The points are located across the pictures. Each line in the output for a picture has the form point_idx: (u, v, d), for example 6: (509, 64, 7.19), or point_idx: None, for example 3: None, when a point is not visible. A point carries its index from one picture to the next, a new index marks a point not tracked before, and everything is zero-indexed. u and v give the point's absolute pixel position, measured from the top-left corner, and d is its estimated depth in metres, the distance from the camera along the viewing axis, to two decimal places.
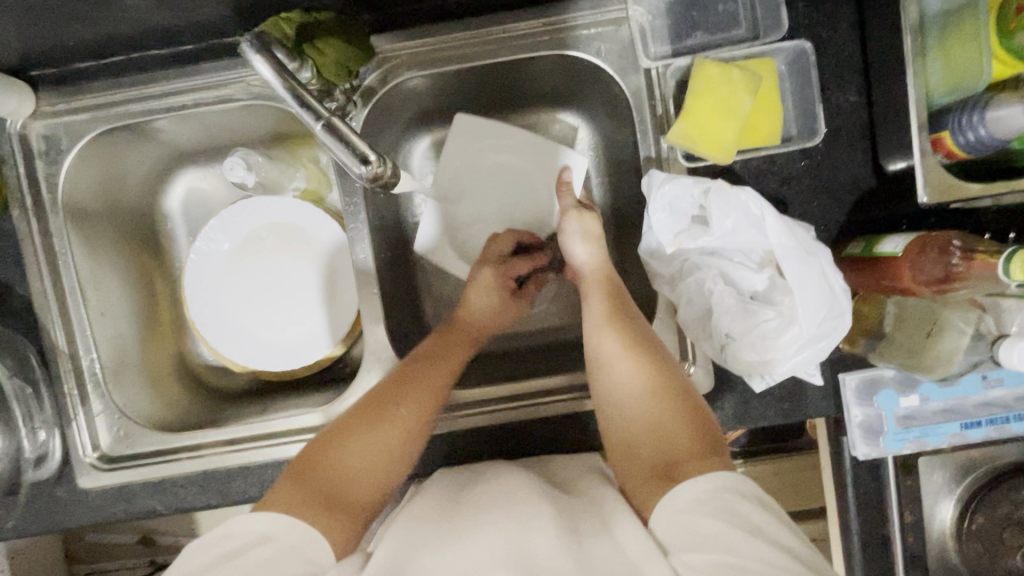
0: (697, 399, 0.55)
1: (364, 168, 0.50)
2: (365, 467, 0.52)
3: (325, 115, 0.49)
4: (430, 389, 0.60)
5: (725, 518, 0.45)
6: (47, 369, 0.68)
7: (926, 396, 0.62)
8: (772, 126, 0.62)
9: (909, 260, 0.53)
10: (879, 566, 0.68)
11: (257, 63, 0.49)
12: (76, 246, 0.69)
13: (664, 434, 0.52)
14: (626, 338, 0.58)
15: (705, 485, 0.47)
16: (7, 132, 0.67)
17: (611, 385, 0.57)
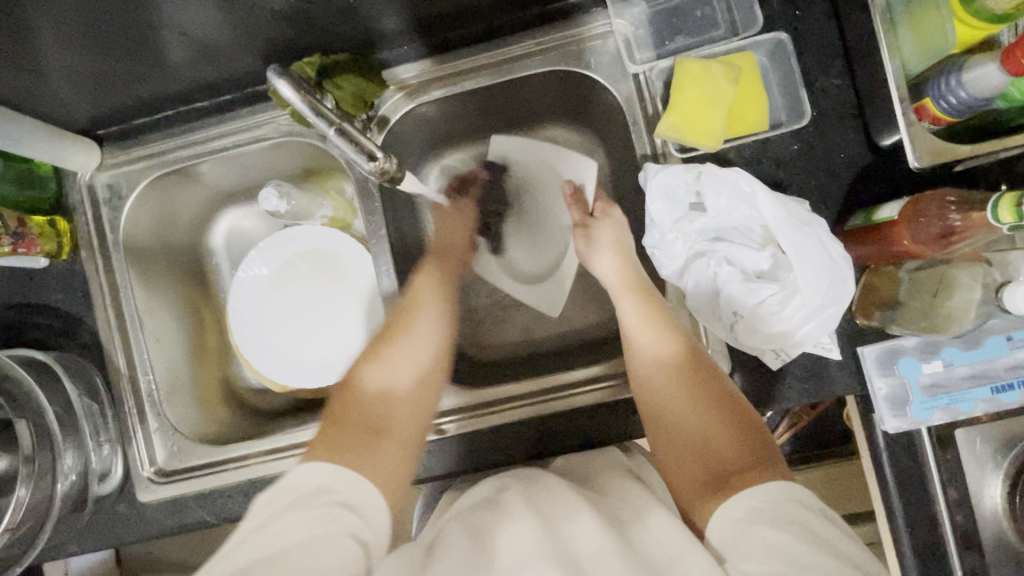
0: (745, 410, 0.54)
1: (373, 164, 0.58)
2: (396, 409, 0.59)
3: (337, 121, 0.56)
4: (423, 328, 0.65)
5: (786, 526, 0.43)
6: (109, 393, 0.75)
7: (950, 361, 0.61)
8: (760, 112, 0.65)
9: (907, 223, 0.55)
10: (930, 550, 0.65)
11: (279, 85, 0.56)
12: (134, 281, 0.77)
13: (717, 445, 0.51)
14: (670, 344, 0.58)
15: (770, 492, 0.46)
16: (76, 184, 0.76)
17: (655, 394, 0.56)
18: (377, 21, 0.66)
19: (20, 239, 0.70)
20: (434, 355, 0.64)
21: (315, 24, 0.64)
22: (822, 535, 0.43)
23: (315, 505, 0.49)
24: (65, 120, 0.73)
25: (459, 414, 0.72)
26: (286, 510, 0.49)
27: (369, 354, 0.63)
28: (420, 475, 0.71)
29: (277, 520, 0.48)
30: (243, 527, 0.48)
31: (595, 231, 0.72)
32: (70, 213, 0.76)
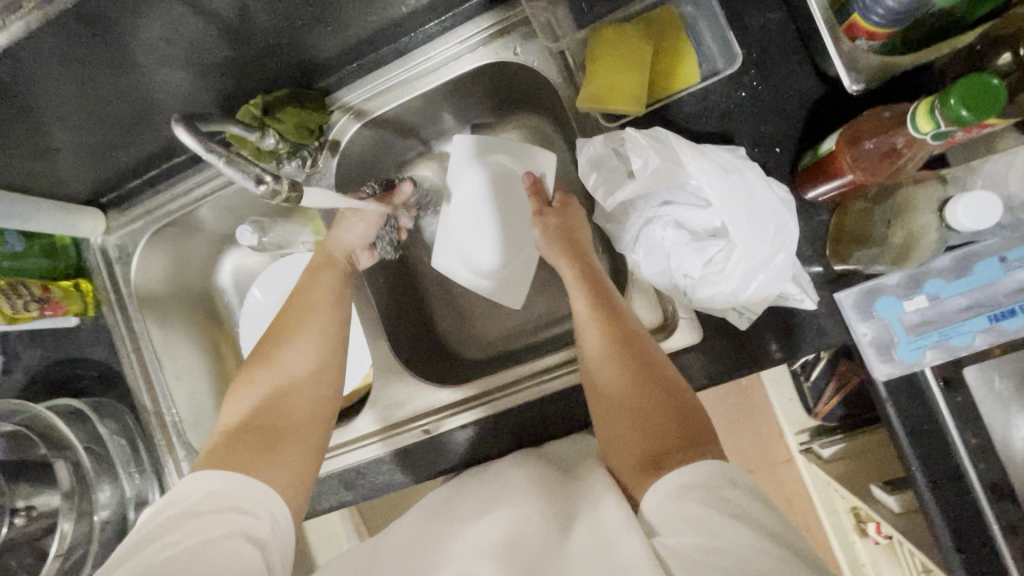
0: (677, 386, 0.55)
1: (262, 187, 0.57)
2: (296, 413, 0.59)
3: (225, 154, 0.53)
4: (318, 327, 0.65)
5: (705, 499, 0.45)
6: (142, 429, 0.84)
7: (937, 295, 0.56)
8: (686, 60, 0.62)
9: (845, 151, 0.51)
10: (966, 507, 0.57)
11: (179, 134, 0.53)
12: (150, 326, 0.86)
13: (654, 423, 0.53)
14: (611, 331, 0.58)
15: (700, 472, 0.47)
16: (93, 248, 0.87)
17: (599, 377, 0.57)
18: (307, 53, 0.70)
19: (46, 303, 0.78)
20: (332, 354, 0.64)
21: (252, 69, 0.68)
22: (748, 511, 0.44)
23: (207, 511, 0.50)
24: (72, 195, 0.83)
25: (444, 411, 0.74)
26: (180, 517, 0.50)
27: (260, 360, 0.63)
28: (417, 474, 0.73)
29: (173, 526, 0.50)
30: (139, 535, 0.50)
31: (552, 220, 0.71)
32: (90, 275, 0.86)
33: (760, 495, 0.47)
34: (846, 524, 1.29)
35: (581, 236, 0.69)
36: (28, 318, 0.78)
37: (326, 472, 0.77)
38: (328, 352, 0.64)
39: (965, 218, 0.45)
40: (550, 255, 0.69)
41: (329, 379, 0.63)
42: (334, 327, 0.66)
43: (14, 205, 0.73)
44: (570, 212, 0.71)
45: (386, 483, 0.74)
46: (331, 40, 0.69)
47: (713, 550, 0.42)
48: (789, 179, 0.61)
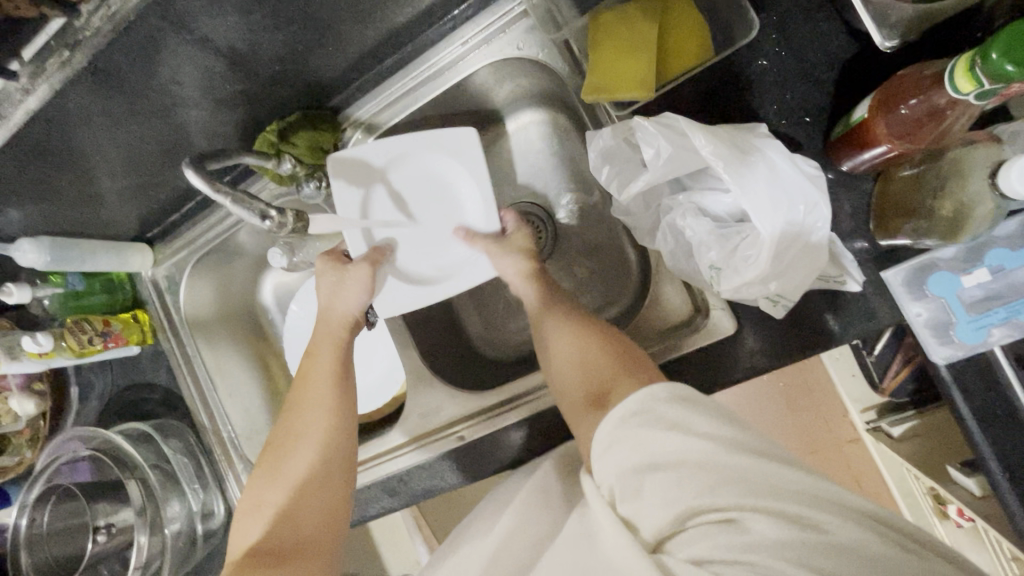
0: (620, 343, 0.57)
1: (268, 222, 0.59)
2: (304, 524, 0.58)
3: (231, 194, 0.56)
4: (313, 412, 0.63)
5: (652, 424, 0.45)
6: (204, 446, 0.89)
7: (1000, 267, 0.50)
8: (698, 38, 0.57)
9: (880, 119, 0.46)
10: None
11: (190, 177, 0.56)
12: (202, 349, 0.91)
13: (598, 369, 0.55)
14: (554, 313, 0.61)
15: (633, 400, 0.47)
16: (144, 280, 0.92)
17: (551, 356, 0.59)
18: (315, 74, 0.71)
19: (108, 336, 0.84)
20: (336, 438, 0.62)
21: (264, 97, 0.70)
22: (694, 423, 0.44)
23: None
24: (122, 233, 0.89)
25: (477, 416, 0.74)
26: None
27: (268, 467, 0.62)
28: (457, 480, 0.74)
29: None
30: None
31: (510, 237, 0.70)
32: (145, 305, 0.92)
33: (693, 398, 0.46)
34: (924, 505, 1.20)
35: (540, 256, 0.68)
36: (95, 351, 0.84)
37: (370, 481, 0.79)
38: (327, 436, 0.62)
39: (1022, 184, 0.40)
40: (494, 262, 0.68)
41: (334, 462, 0.61)
42: (337, 415, 0.63)
43: (69, 251, 0.79)
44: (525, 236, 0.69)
45: (424, 489, 0.76)
46: (335, 59, 0.70)
47: (652, 465, 0.42)
48: (823, 149, 0.56)
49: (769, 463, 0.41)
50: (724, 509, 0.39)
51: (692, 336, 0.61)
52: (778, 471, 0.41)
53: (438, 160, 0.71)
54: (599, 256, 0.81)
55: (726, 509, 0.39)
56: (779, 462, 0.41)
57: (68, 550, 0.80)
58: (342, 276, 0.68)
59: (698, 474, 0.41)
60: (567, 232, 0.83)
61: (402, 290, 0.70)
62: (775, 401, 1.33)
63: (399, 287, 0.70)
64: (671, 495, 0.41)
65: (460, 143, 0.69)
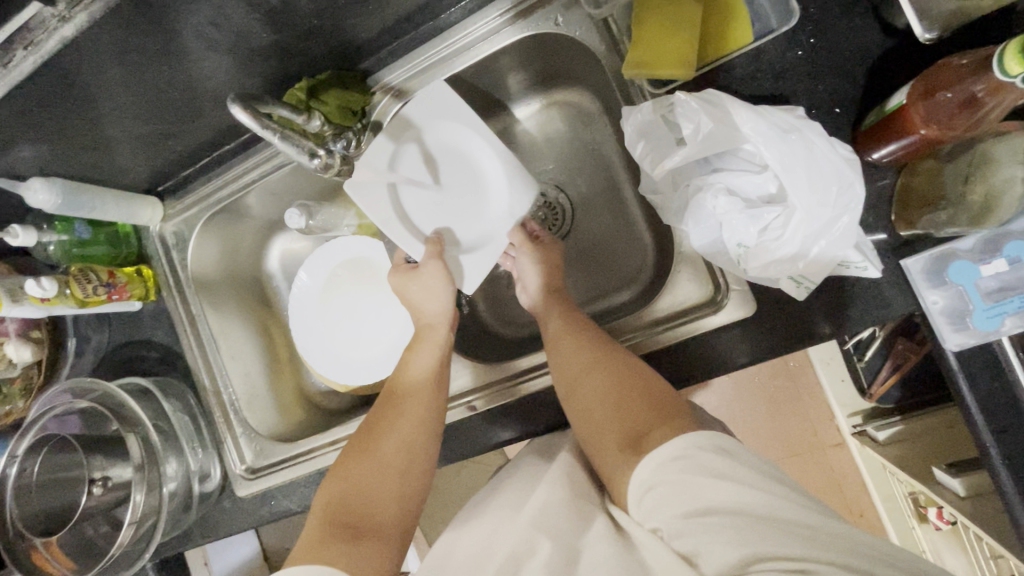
0: (647, 377, 0.56)
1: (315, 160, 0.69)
2: (381, 505, 0.57)
3: (281, 131, 0.62)
4: (413, 403, 0.64)
5: (706, 472, 0.45)
6: (203, 408, 0.88)
7: (1018, 258, 0.53)
8: (738, 23, 0.59)
9: (917, 107, 0.48)
10: None
11: (236, 113, 0.58)
12: (207, 310, 0.90)
13: (628, 407, 0.54)
14: (580, 340, 0.61)
15: (679, 445, 0.48)
16: (151, 235, 0.90)
17: (571, 386, 0.59)
18: (350, 34, 0.70)
19: (112, 288, 0.82)
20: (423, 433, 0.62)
21: (296, 54, 0.70)
22: (751, 478, 0.45)
23: None
24: (133, 184, 0.87)
25: (486, 388, 0.74)
26: None
27: (358, 444, 0.62)
28: (464, 452, 0.74)
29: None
30: None
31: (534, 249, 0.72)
32: (150, 261, 0.90)
33: (739, 452, 0.47)
34: (902, 509, 1.24)
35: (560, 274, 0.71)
36: (97, 303, 0.82)
37: None
38: (421, 430, 0.62)
39: None
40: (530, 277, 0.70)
41: (424, 456, 0.61)
42: (427, 413, 0.63)
43: (80, 196, 0.77)
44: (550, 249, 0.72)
45: None
46: (370, 20, 0.70)
47: (705, 510, 0.44)
48: (851, 140, 0.57)
49: (825, 518, 0.42)
50: (787, 555, 0.39)
51: (709, 318, 0.62)
52: (839, 528, 0.42)
53: (427, 134, 0.71)
54: (615, 239, 0.82)
55: (795, 559, 0.39)
56: (832, 517, 0.43)
57: (56, 504, 0.77)
58: (420, 279, 0.70)
59: (756, 524, 0.42)
60: (584, 215, 0.84)
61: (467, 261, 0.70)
62: (765, 404, 1.35)
63: (465, 259, 0.70)
64: (728, 539, 0.42)
65: (440, 102, 0.69)
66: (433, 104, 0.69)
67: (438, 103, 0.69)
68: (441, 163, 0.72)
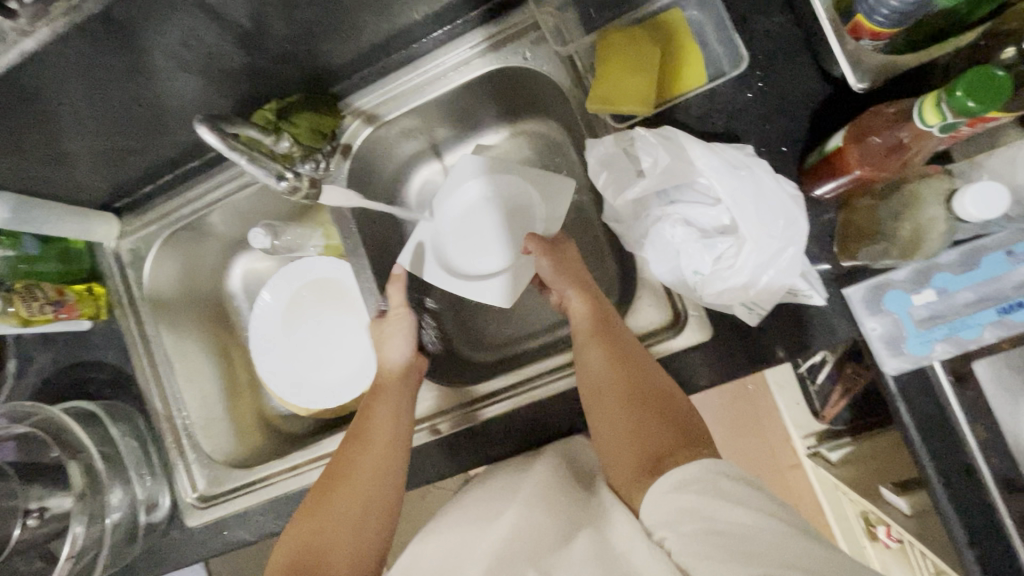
0: (676, 398, 0.56)
1: (283, 183, 0.65)
2: (340, 545, 0.59)
3: (249, 155, 0.61)
4: (375, 446, 0.65)
5: (714, 493, 0.46)
6: (154, 433, 0.84)
7: (944, 289, 0.57)
8: (694, 66, 0.63)
9: (853, 150, 0.52)
10: (979, 503, 0.57)
11: (204, 133, 0.57)
12: (162, 330, 0.86)
13: (650, 428, 0.54)
14: (609, 347, 0.60)
15: (695, 468, 0.49)
16: (107, 252, 0.88)
17: (597, 394, 0.58)
18: (322, 58, 0.71)
19: (60, 306, 0.79)
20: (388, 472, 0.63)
21: (267, 75, 0.71)
22: (761, 504, 0.45)
23: None
24: (89, 199, 0.85)
25: (451, 411, 0.74)
26: None
27: (322, 485, 0.64)
28: (428, 477, 0.73)
29: None
30: None
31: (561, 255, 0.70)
32: (104, 279, 0.87)
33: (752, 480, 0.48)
34: (855, 529, 1.28)
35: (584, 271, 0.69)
36: (45, 320, 0.78)
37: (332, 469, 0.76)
38: (380, 475, 0.63)
39: (975, 210, 0.46)
40: (556, 285, 0.69)
41: (385, 498, 0.62)
42: (387, 456, 0.64)
43: (32, 210, 0.74)
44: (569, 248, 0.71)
45: None
46: (343, 47, 0.71)
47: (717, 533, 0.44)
48: (795, 177, 0.62)
49: (840, 554, 0.41)
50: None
51: (668, 343, 0.65)
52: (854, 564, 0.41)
53: (468, 184, 0.81)
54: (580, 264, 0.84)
55: None
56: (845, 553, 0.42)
57: None
58: (384, 331, 0.75)
59: (765, 553, 0.42)
60: None
61: (502, 287, 0.76)
62: (725, 426, 1.39)
63: (500, 283, 0.76)
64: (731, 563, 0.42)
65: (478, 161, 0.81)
66: (473, 163, 0.81)
67: (477, 161, 0.81)
68: (478, 207, 0.81)
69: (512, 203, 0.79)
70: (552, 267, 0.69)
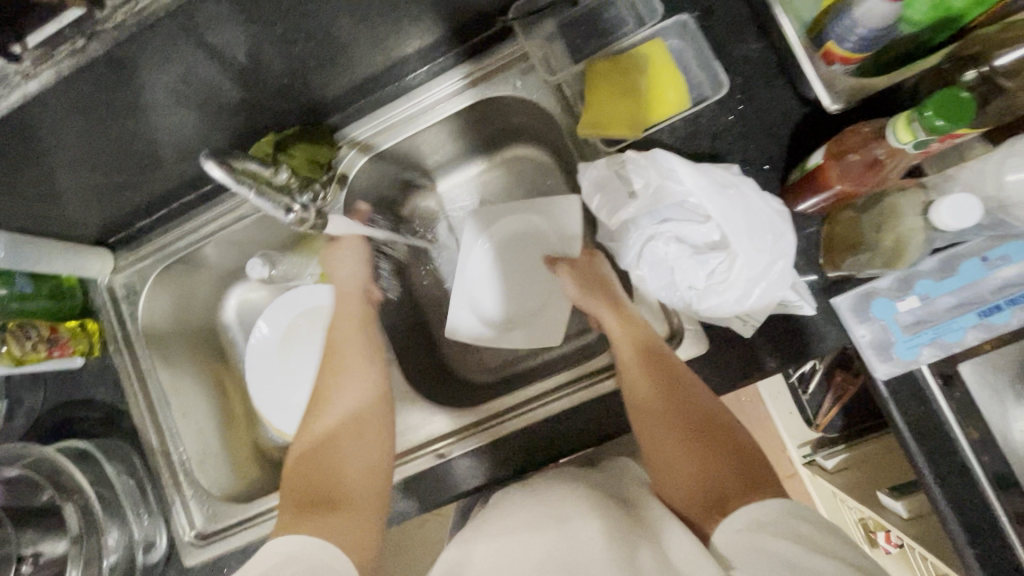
0: (731, 428, 0.55)
1: (291, 215, 0.67)
2: (351, 474, 0.61)
3: (256, 187, 0.61)
4: (356, 375, 0.69)
5: (794, 537, 0.44)
6: (149, 470, 0.82)
7: (927, 295, 0.60)
8: (677, 90, 0.66)
9: (833, 166, 0.54)
10: (976, 501, 0.58)
11: (210, 168, 0.57)
12: (157, 364, 0.86)
13: (713, 460, 0.53)
14: (658, 372, 0.59)
15: (771, 509, 0.47)
16: (100, 288, 0.87)
17: (649, 421, 0.57)
18: (317, 91, 0.73)
19: (54, 344, 0.78)
20: (372, 428, 0.65)
21: (261, 109, 0.72)
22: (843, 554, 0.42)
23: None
24: (83, 235, 0.85)
25: (454, 434, 0.74)
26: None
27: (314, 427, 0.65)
28: (433, 502, 0.72)
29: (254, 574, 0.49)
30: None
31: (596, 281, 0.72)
32: (97, 314, 0.87)
33: (834, 530, 0.45)
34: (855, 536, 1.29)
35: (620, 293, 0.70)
36: (36, 359, 0.78)
37: None
38: (369, 407, 0.66)
39: (949, 219, 0.49)
40: (595, 311, 0.69)
41: (381, 425, 0.65)
42: (368, 385, 0.68)
43: (23, 248, 0.72)
44: (596, 264, 0.75)
45: (399, 512, 0.73)
46: (336, 80, 0.73)
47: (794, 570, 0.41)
48: (779, 193, 0.64)
49: None
50: None
51: None
52: None
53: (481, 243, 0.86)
54: None
55: None
56: None
57: None
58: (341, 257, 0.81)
59: None
60: None
61: (542, 324, 0.82)
62: None
63: (541, 323, 0.82)
64: None
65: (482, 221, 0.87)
66: (482, 223, 0.87)
67: (484, 219, 0.87)
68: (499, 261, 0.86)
69: (526, 245, 0.85)
70: (578, 290, 0.72)
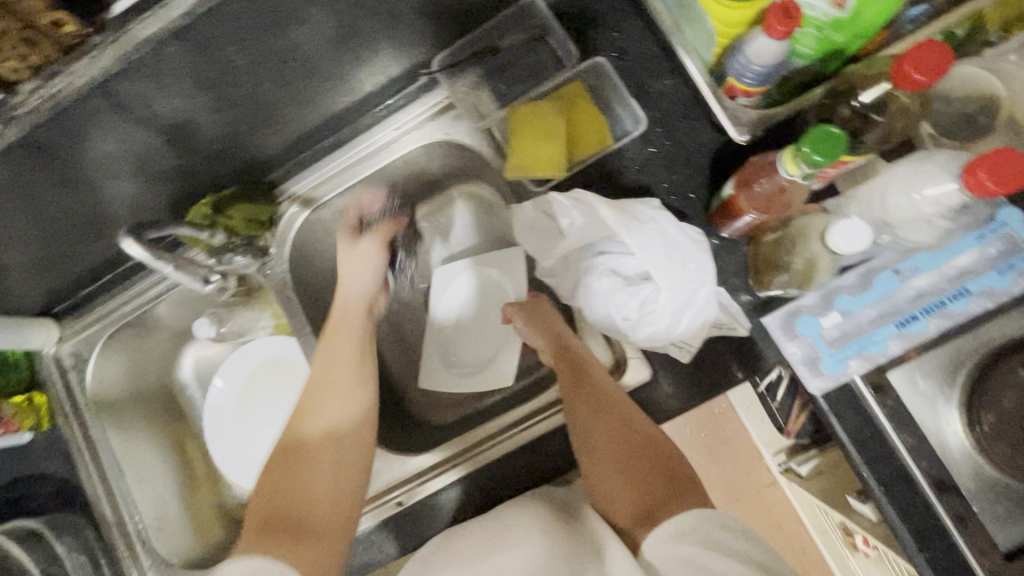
0: (661, 445, 0.58)
1: (206, 284, 0.73)
2: (318, 500, 0.59)
3: (176, 264, 0.66)
4: (337, 388, 0.66)
5: (709, 546, 0.46)
6: (104, 543, 0.80)
7: (847, 309, 0.63)
8: (599, 128, 0.70)
9: (742, 195, 0.57)
10: (919, 506, 0.59)
11: (130, 247, 0.60)
12: (109, 433, 0.84)
13: (647, 478, 0.55)
14: (591, 396, 0.60)
15: (691, 518, 0.49)
16: (46, 359, 0.86)
17: (586, 445, 0.59)
18: (252, 150, 0.74)
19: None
20: (353, 444, 0.63)
21: (198, 173, 0.73)
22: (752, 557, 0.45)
23: None
24: (26, 308, 0.84)
25: (412, 480, 0.74)
26: None
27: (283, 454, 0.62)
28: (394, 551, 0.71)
29: None
30: None
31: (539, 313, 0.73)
32: (44, 386, 0.85)
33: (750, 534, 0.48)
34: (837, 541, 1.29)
35: (555, 322, 0.72)
36: None
37: None
38: (348, 426, 0.64)
39: (843, 243, 0.52)
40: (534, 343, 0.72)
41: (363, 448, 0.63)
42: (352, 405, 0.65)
43: None
44: (543, 301, 0.74)
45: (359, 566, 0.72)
46: (272, 138, 0.74)
47: None
48: (705, 219, 0.67)
49: None
50: None
51: None
52: None
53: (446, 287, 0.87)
54: None
55: None
56: None
57: None
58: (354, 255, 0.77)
59: None
60: None
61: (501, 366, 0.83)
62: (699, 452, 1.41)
63: (499, 364, 0.83)
64: None
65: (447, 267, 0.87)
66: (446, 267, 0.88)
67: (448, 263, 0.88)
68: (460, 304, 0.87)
69: (487, 289, 0.86)
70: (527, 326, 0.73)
